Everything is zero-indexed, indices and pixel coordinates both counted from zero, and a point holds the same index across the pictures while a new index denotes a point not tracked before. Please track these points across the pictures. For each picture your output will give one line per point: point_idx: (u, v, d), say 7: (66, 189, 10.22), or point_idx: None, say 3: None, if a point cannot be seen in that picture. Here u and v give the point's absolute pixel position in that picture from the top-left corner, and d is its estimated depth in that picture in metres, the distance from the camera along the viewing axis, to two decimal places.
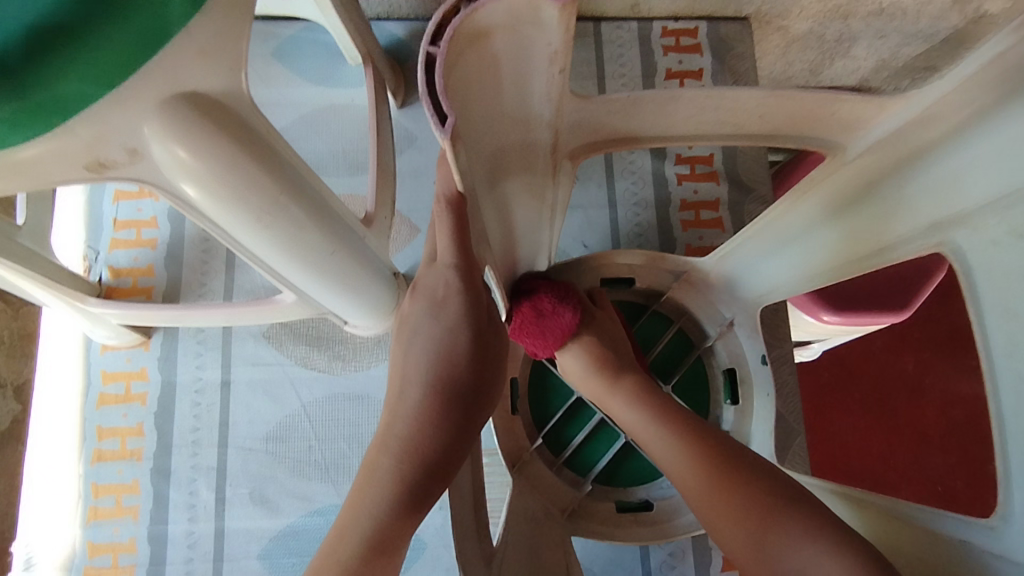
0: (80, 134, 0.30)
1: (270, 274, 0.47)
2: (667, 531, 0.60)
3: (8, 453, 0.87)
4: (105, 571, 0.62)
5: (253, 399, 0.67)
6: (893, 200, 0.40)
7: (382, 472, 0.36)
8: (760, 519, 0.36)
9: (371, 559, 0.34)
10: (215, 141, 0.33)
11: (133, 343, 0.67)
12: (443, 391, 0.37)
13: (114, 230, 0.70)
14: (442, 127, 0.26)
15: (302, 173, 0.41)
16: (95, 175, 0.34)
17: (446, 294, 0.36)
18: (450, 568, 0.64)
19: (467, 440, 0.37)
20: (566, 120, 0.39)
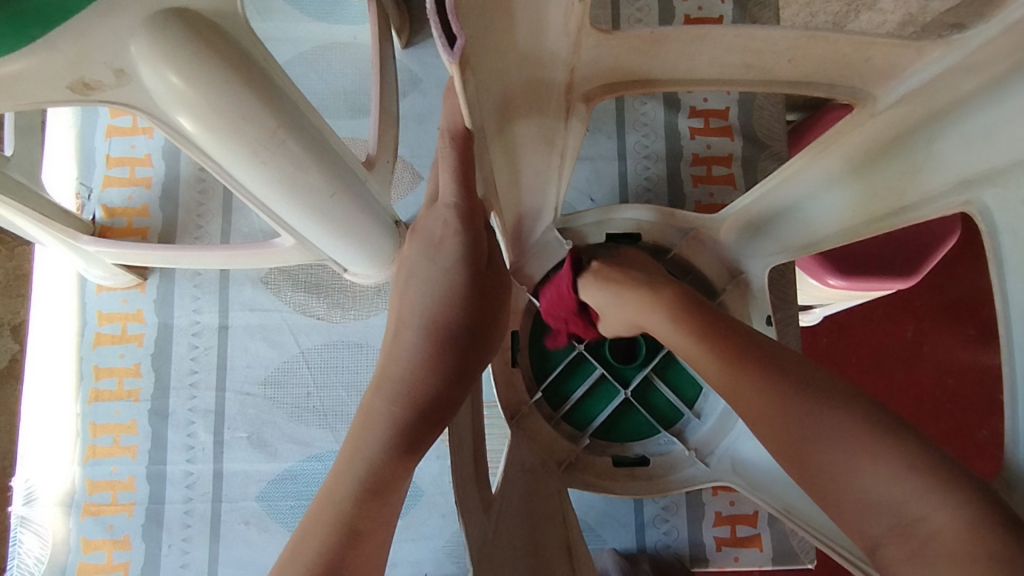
0: (62, 51, 0.28)
1: (266, 216, 0.46)
2: (663, 486, 0.60)
3: (8, 391, 0.88)
4: (105, 507, 0.63)
5: (251, 343, 0.66)
6: (924, 155, 0.38)
7: (380, 416, 0.33)
8: (817, 426, 0.31)
9: (364, 501, 0.31)
10: (209, 65, 0.31)
11: (129, 284, 0.66)
12: (444, 331, 0.35)
13: (107, 167, 0.68)
14: (451, 51, 0.24)
15: (301, 107, 0.38)
16: (80, 98, 0.32)
17: (449, 237, 0.35)
18: (446, 514, 0.65)
19: (466, 386, 0.35)
20: (583, 57, 0.37)
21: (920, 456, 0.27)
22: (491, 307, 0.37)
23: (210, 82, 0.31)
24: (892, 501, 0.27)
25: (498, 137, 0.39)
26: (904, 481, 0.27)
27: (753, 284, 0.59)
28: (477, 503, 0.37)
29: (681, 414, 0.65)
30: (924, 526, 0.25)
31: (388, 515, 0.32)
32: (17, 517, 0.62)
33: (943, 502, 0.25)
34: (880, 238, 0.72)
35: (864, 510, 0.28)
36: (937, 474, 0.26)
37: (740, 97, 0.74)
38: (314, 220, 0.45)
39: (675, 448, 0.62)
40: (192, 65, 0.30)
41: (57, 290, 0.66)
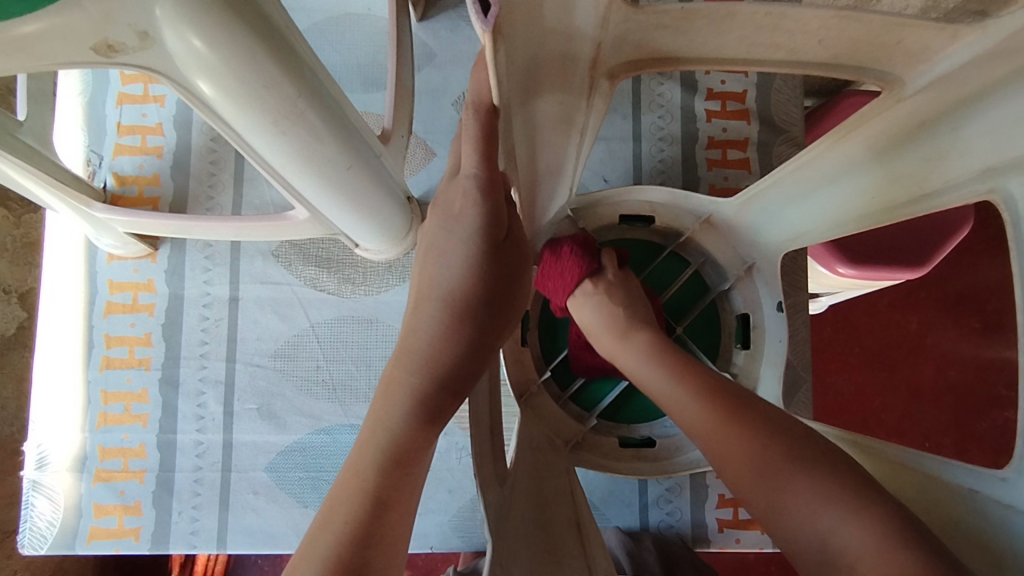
0: (88, 9, 0.28)
1: (281, 187, 0.46)
2: (667, 468, 0.61)
3: (14, 358, 0.88)
4: (115, 473, 0.63)
5: (261, 316, 0.66)
6: (944, 142, 0.38)
7: (402, 388, 0.33)
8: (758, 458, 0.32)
9: (390, 472, 0.31)
10: (233, 30, 0.30)
11: (140, 254, 0.65)
12: (462, 303, 0.35)
13: (118, 135, 0.67)
14: (483, 18, 0.23)
15: (321, 76, 0.38)
16: (105, 60, 0.31)
17: (469, 209, 0.34)
18: (452, 490, 0.66)
19: (482, 359, 0.35)
20: (610, 32, 0.36)
21: (883, 519, 0.27)
22: (506, 279, 0.37)
23: (233, 45, 0.31)
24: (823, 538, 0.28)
25: (519, 113, 0.38)
26: (846, 523, 0.28)
27: (765, 271, 0.59)
28: (493, 478, 0.38)
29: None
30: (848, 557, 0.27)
31: (412, 485, 0.32)
32: (29, 482, 0.63)
33: (872, 535, 0.27)
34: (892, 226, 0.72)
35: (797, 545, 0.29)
36: (872, 513, 0.28)
37: (759, 79, 0.73)
38: (329, 193, 0.45)
39: (681, 431, 0.63)
40: (218, 27, 0.30)
41: (66, 258, 0.66)
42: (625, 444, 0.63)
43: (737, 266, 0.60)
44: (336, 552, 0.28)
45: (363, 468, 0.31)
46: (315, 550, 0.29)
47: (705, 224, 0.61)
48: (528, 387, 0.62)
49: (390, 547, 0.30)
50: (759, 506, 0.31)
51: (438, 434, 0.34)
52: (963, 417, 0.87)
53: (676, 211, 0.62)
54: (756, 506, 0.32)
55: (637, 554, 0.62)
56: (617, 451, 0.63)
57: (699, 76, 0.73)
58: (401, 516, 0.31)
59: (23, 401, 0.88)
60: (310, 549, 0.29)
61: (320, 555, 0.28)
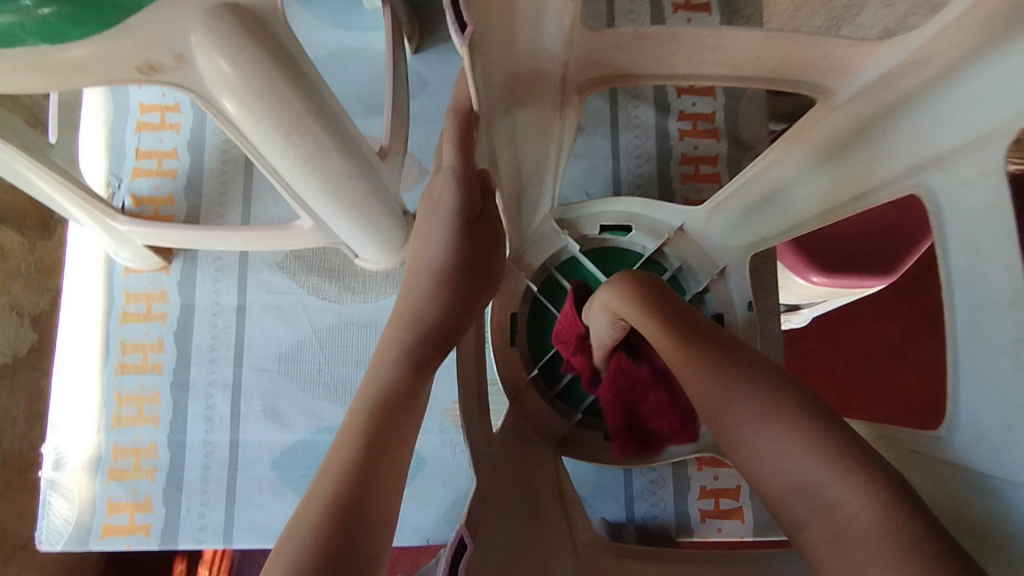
0: (136, 34, 0.33)
1: (288, 195, 0.51)
2: (650, 461, 0.63)
3: (25, 379, 0.92)
4: (128, 472, 0.67)
5: (267, 322, 0.71)
6: (879, 151, 0.43)
7: (395, 343, 0.41)
8: (757, 416, 0.35)
9: (385, 415, 0.36)
10: (253, 55, 0.36)
11: (154, 267, 0.70)
12: (448, 275, 0.42)
13: (137, 159, 0.73)
14: (462, 36, 0.29)
15: (326, 95, 0.43)
16: (145, 78, 0.37)
17: (446, 192, 0.40)
18: (447, 484, 0.70)
19: (465, 322, 0.42)
20: (575, 53, 0.42)
21: (880, 484, 0.30)
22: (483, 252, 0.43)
23: (253, 65, 0.36)
24: (817, 491, 0.32)
25: (499, 124, 0.44)
26: (839, 479, 0.31)
27: (734, 272, 0.65)
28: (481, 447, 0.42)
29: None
30: (844, 512, 0.30)
31: (404, 431, 0.37)
32: (46, 481, 0.67)
33: (864, 495, 0.30)
34: (856, 236, 0.77)
35: (794, 495, 0.33)
36: (861, 471, 0.31)
37: (726, 101, 0.80)
38: (333, 199, 0.51)
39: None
40: (242, 55, 0.36)
41: (86, 271, 0.71)
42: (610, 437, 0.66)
43: (710, 271, 0.65)
44: (339, 483, 0.33)
45: (363, 417, 0.36)
46: (323, 482, 0.34)
47: (678, 233, 0.66)
48: (518, 384, 0.66)
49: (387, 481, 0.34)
50: (764, 462, 0.34)
51: (426, 386, 0.40)
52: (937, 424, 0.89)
53: (653, 220, 0.68)
54: (759, 462, 0.35)
55: (622, 541, 0.65)
56: (602, 444, 0.66)
57: (672, 97, 0.80)
58: (397, 457, 0.36)
59: (34, 421, 0.92)
60: (318, 481, 0.34)
61: (326, 487, 0.33)
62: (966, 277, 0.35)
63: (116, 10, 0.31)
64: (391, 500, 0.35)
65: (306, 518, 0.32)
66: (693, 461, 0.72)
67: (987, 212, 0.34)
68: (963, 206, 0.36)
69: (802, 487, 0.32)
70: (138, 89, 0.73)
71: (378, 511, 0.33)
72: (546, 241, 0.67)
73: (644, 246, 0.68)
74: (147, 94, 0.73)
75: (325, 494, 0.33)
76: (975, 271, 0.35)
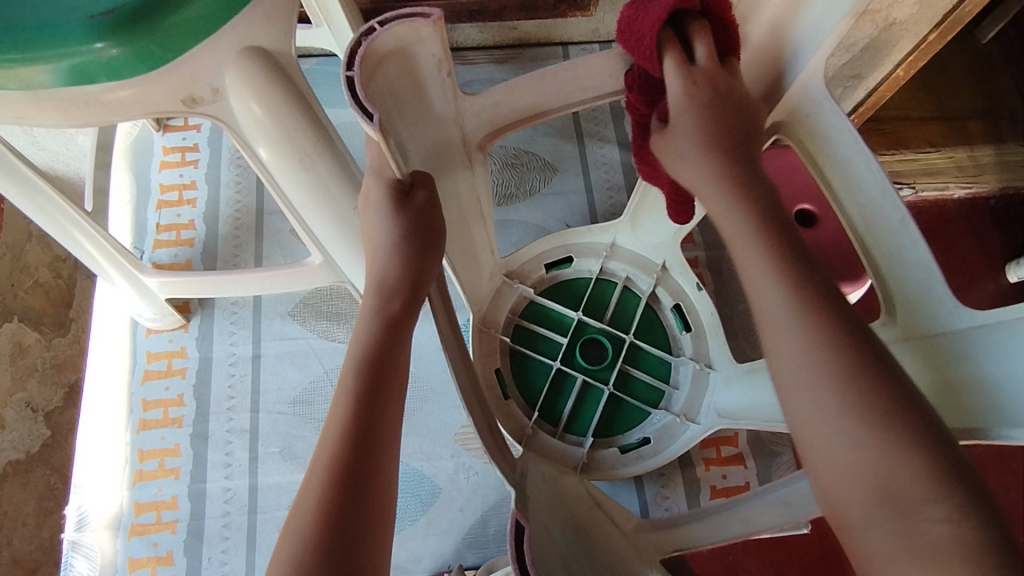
0: (182, 72, 0.42)
1: (303, 230, 0.56)
2: (668, 457, 0.64)
3: (36, 475, 0.93)
4: (149, 526, 0.68)
5: (281, 368, 0.74)
6: (761, 110, 0.47)
7: (366, 313, 0.43)
8: (881, 416, 0.29)
9: (341, 474, 0.35)
10: (275, 87, 0.43)
11: (174, 325, 0.76)
12: (392, 302, 0.43)
13: (158, 232, 0.80)
14: (370, 121, 0.33)
15: (337, 134, 0.48)
16: (186, 110, 0.45)
17: (376, 189, 0.43)
18: (464, 508, 0.70)
19: (399, 362, 0.42)
20: (488, 112, 0.45)
21: (986, 525, 0.27)
22: (424, 228, 0.44)
23: (277, 95, 0.43)
24: (911, 511, 0.28)
25: (456, 179, 0.49)
26: (944, 513, 0.27)
27: (675, 264, 0.67)
28: (482, 428, 0.43)
29: (662, 391, 0.66)
30: (929, 536, 0.27)
31: (363, 497, 0.35)
32: (69, 543, 0.68)
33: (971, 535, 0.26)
34: (826, 242, 0.81)
35: (869, 496, 0.29)
36: (975, 508, 0.27)
37: None
38: (342, 237, 0.54)
39: (669, 420, 0.64)
40: (266, 95, 0.43)
41: (112, 335, 0.76)
42: (626, 450, 0.65)
43: (653, 270, 0.67)
44: (333, 456, 0.36)
45: (350, 381, 0.39)
46: (324, 445, 0.37)
47: (612, 248, 0.68)
48: (524, 432, 0.63)
49: (383, 445, 0.38)
50: (832, 446, 0.30)
51: (399, 355, 0.42)
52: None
53: (587, 244, 0.69)
54: (817, 432, 0.31)
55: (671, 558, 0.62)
56: (620, 459, 0.65)
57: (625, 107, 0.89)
58: (388, 431, 0.39)
59: (43, 518, 0.92)
60: (316, 455, 0.37)
61: (325, 455, 0.36)
62: (860, 207, 0.44)
63: (170, 51, 0.41)
64: (386, 462, 0.38)
65: (310, 487, 0.35)
66: (701, 462, 0.73)
67: (836, 131, 0.44)
68: (818, 132, 0.45)
69: (885, 488, 0.28)
70: (158, 173, 0.82)
71: (379, 472, 0.37)
72: (501, 295, 0.67)
73: (591, 269, 0.69)
74: (167, 176, 0.82)
75: (326, 458, 0.36)
76: (846, 179, 0.44)
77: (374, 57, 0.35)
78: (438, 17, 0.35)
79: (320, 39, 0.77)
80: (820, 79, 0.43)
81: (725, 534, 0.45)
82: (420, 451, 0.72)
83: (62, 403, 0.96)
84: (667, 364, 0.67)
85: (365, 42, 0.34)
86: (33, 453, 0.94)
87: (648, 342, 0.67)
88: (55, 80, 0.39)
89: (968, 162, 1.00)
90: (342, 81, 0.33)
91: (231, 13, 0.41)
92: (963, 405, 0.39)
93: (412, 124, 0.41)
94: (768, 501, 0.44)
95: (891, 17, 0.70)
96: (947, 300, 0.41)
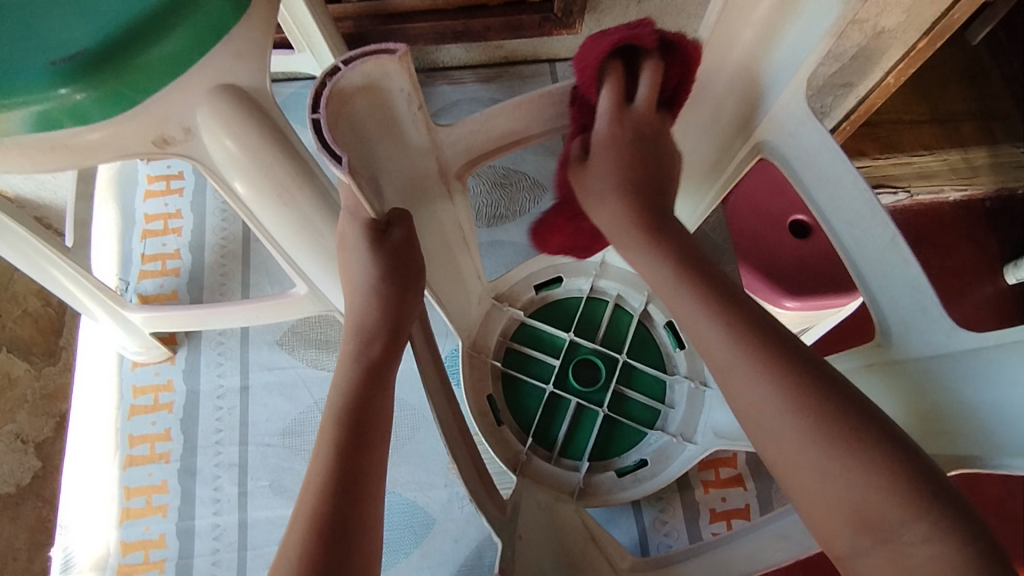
0: (152, 112, 0.41)
1: (287, 264, 0.55)
2: (666, 480, 0.62)
3: (27, 509, 0.92)
4: (137, 567, 0.66)
5: (270, 399, 0.73)
6: (744, 132, 0.46)
7: (346, 357, 0.42)
8: (840, 445, 0.31)
9: (321, 529, 0.34)
10: (248, 124, 0.42)
11: (161, 358, 0.74)
12: (372, 340, 0.42)
13: (142, 263, 0.79)
14: (339, 164, 0.33)
15: (316, 166, 0.47)
16: (158, 151, 0.44)
17: (353, 229, 0.42)
18: (459, 539, 0.69)
19: (379, 406, 0.40)
20: (468, 141, 0.44)
21: (956, 531, 0.29)
22: (401, 264, 0.43)
23: (249, 131, 0.42)
24: (888, 530, 0.30)
25: (437, 210, 0.48)
26: (920, 530, 0.29)
27: None
28: (470, 468, 0.42)
29: (658, 411, 0.65)
30: (913, 554, 0.29)
31: (345, 552, 0.34)
32: None
33: (950, 547, 0.28)
34: (812, 257, 0.81)
35: (850, 524, 0.31)
36: (942, 515, 0.29)
37: None
38: (325, 270, 0.53)
39: (665, 441, 0.63)
40: (240, 133, 0.42)
41: (98, 369, 0.75)
42: (623, 473, 0.64)
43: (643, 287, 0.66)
44: (313, 509, 0.35)
45: (331, 428, 0.38)
46: (304, 500, 0.36)
47: (602, 266, 0.67)
48: (518, 459, 0.62)
49: (365, 494, 0.37)
50: (812, 486, 0.32)
51: (381, 397, 0.41)
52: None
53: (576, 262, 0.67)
54: (793, 468, 0.33)
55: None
56: (618, 483, 0.63)
57: None
58: (373, 478, 0.38)
59: (34, 554, 0.90)
60: (297, 506, 0.36)
61: (304, 509, 0.35)
62: (850, 223, 0.42)
63: (138, 93, 0.40)
64: (369, 512, 0.37)
65: (292, 542, 0.34)
66: (700, 485, 0.71)
67: (822, 151, 0.43)
68: (803, 148, 0.44)
69: (860, 514, 0.31)
70: (143, 202, 0.81)
71: (362, 523, 0.36)
72: (491, 319, 0.65)
73: (582, 287, 0.67)
74: (151, 206, 0.81)
75: (306, 512, 0.35)
76: (833, 199, 0.43)
77: (341, 95, 0.34)
78: (405, 52, 0.34)
79: (303, 63, 0.76)
80: (803, 100, 0.43)
81: (727, 569, 0.43)
82: (414, 481, 0.71)
83: (52, 434, 0.95)
84: (662, 383, 0.65)
85: (331, 81, 0.33)
86: (24, 486, 0.92)
87: (642, 361, 0.65)
88: (23, 127, 0.39)
89: (962, 164, 0.99)
90: (309, 124, 0.33)
91: (200, 53, 0.41)
92: (966, 430, 0.38)
93: (385, 158, 0.41)
94: (771, 535, 0.43)
95: (878, 26, 0.70)
96: (942, 321, 0.39)
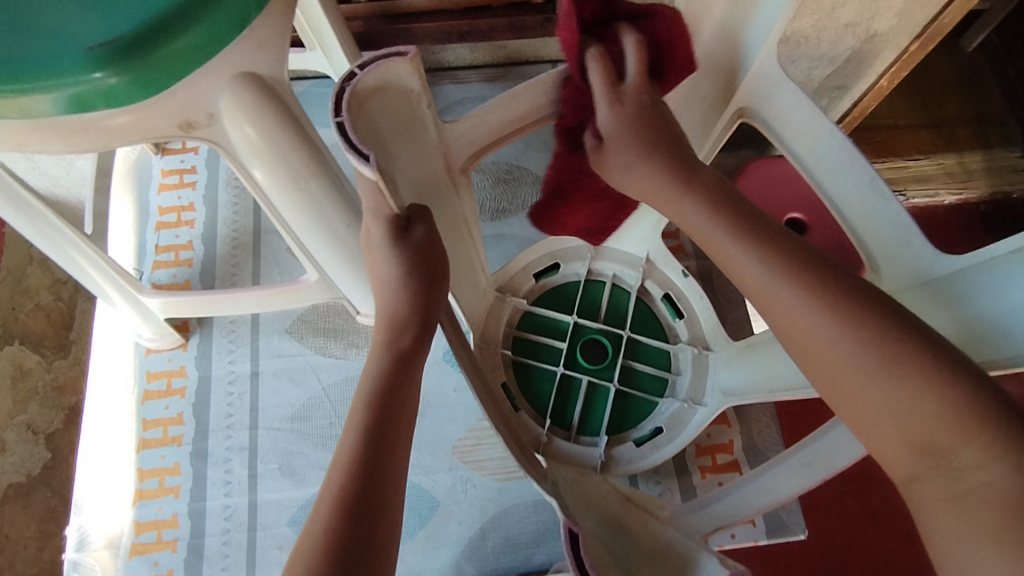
0: (178, 97, 0.44)
1: (298, 250, 0.57)
2: (683, 444, 0.65)
3: (37, 498, 0.94)
4: (150, 546, 0.68)
5: (280, 385, 0.75)
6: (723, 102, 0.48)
7: (375, 346, 0.45)
8: (905, 379, 0.34)
9: (352, 488, 0.37)
10: (266, 111, 0.45)
11: (173, 345, 0.77)
12: (395, 324, 0.45)
13: (157, 254, 0.81)
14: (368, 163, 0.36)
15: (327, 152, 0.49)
16: (181, 134, 0.46)
17: (377, 225, 0.44)
18: (463, 521, 0.71)
19: (404, 381, 0.43)
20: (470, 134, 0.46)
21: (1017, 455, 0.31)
22: (426, 258, 0.45)
23: (267, 117, 0.45)
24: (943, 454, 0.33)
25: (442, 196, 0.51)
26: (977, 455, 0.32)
27: (659, 255, 0.68)
28: None
29: (665, 380, 0.67)
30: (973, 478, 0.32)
31: (359, 508, 0.36)
32: (69, 563, 0.69)
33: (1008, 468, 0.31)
34: None
35: (907, 450, 0.34)
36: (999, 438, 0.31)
37: None
38: (335, 252, 0.55)
39: (677, 407, 0.66)
40: (262, 121, 0.45)
41: (113, 355, 0.77)
42: (641, 442, 0.66)
43: (638, 263, 0.68)
44: (341, 474, 0.38)
45: (359, 403, 0.41)
46: (332, 469, 0.38)
47: (597, 249, 0.69)
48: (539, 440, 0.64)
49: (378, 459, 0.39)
50: (880, 416, 0.35)
51: (410, 373, 0.44)
52: (921, 549, 0.88)
53: (572, 247, 0.70)
54: (865, 407, 0.35)
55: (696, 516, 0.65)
56: (637, 452, 0.65)
57: None
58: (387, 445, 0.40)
59: (44, 541, 0.92)
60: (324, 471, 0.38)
61: (329, 477, 0.38)
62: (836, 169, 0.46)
63: (168, 78, 0.42)
64: (391, 476, 0.39)
65: (321, 509, 0.37)
66: (697, 470, 0.73)
67: (798, 107, 0.46)
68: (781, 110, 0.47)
69: (918, 441, 0.34)
70: (157, 196, 0.84)
71: (386, 488, 0.38)
72: (494, 311, 0.67)
73: (578, 272, 0.70)
74: (166, 199, 0.84)
75: (334, 479, 0.38)
76: (817, 156, 0.46)
77: (359, 98, 0.37)
78: (415, 54, 0.38)
79: (314, 61, 0.78)
80: (776, 64, 0.45)
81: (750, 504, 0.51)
82: (419, 464, 0.73)
83: (63, 425, 0.97)
84: (665, 354, 0.68)
85: (349, 86, 0.37)
86: (35, 475, 0.94)
87: (644, 334, 0.68)
88: (56, 109, 0.41)
89: (957, 168, 1.01)
90: (334, 128, 0.36)
91: (224, 43, 0.43)
92: None
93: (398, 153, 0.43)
94: (789, 468, 0.49)
95: (871, 29, 0.72)
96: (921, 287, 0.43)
